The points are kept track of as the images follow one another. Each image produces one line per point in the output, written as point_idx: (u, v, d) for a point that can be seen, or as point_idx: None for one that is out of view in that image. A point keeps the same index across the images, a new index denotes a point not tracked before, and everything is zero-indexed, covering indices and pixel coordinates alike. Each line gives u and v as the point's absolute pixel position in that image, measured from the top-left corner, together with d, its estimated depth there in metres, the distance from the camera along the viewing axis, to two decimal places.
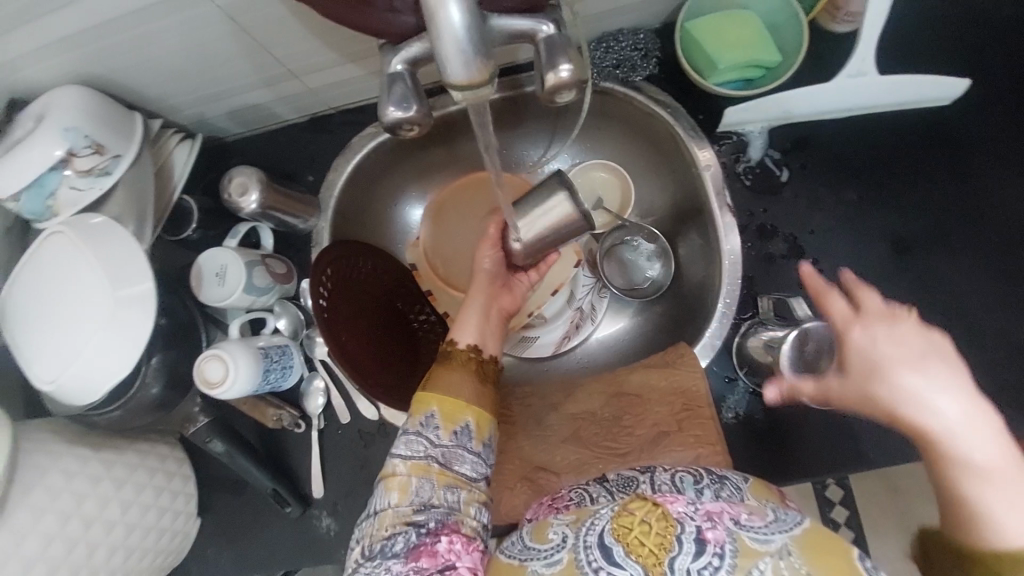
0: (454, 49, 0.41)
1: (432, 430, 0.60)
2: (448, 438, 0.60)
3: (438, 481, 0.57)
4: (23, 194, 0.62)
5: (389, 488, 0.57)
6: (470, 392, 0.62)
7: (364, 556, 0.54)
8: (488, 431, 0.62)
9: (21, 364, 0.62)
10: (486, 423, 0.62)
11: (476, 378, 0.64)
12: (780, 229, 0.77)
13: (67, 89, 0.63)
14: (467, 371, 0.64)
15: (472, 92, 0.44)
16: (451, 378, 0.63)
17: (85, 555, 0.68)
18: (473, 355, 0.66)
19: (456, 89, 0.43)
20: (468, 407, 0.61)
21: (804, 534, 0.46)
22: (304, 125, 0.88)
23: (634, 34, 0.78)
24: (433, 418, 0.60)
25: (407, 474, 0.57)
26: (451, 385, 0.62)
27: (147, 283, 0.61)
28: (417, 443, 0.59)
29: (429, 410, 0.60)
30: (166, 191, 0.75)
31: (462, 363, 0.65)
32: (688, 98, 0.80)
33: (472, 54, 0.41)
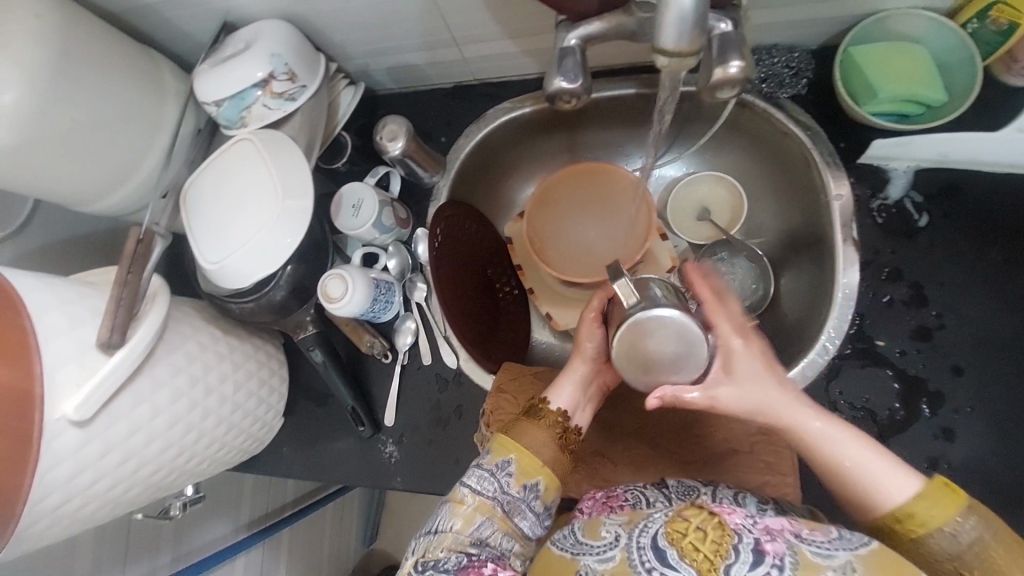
0: (676, 18, 0.43)
1: (504, 475, 0.60)
2: (517, 489, 0.60)
3: (499, 525, 0.58)
4: (225, 102, 0.72)
5: (454, 513, 0.59)
6: (544, 448, 0.62)
7: (417, 569, 0.55)
8: (554, 496, 0.62)
9: (190, 243, 0.72)
10: (555, 487, 0.62)
11: (557, 442, 0.63)
12: (906, 274, 0.73)
13: (275, 23, 0.73)
14: (553, 435, 0.63)
15: (679, 59, 0.47)
16: (535, 434, 0.62)
17: (200, 417, 0.76)
18: (562, 422, 0.64)
19: (665, 55, 0.46)
20: (543, 469, 0.61)
21: (868, 553, 0.47)
22: (448, 91, 0.95)
23: (789, 52, 0.78)
24: (507, 466, 0.60)
25: (474, 507, 0.58)
26: (532, 442, 0.62)
27: (308, 199, 0.71)
28: (487, 481, 0.60)
29: (508, 455, 0.61)
30: (331, 125, 0.85)
31: (549, 424, 0.63)
32: (833, 125, 0.78)
33: (689, 28, 0.44)
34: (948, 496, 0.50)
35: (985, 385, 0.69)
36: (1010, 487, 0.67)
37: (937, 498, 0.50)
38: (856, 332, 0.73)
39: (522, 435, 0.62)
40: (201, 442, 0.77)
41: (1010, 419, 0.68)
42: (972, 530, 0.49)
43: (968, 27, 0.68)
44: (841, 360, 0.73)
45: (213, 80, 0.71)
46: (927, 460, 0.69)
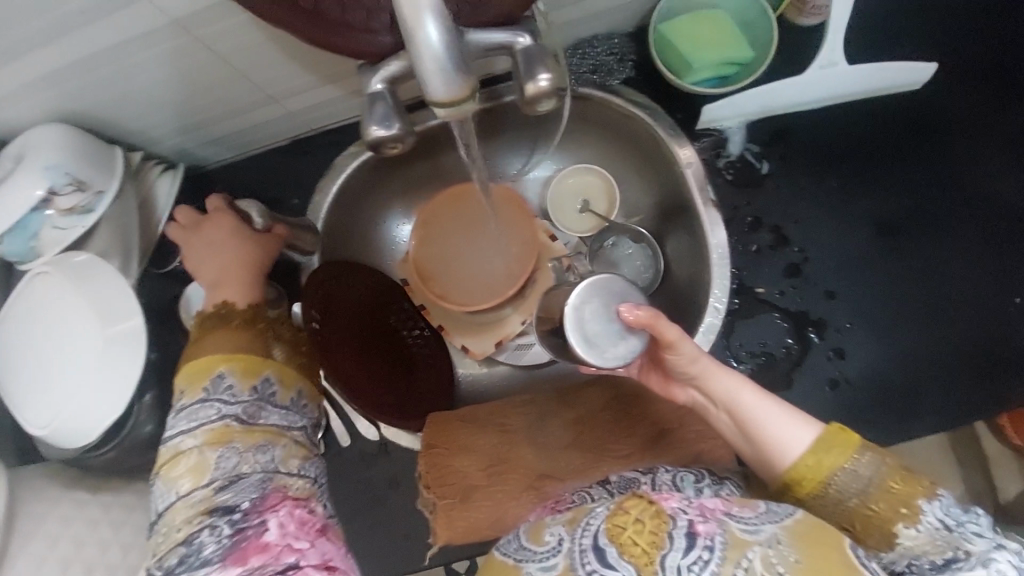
0: (434, 66, 0.41)
1: (224, 391, 0.60)
2: (246, 393, 0.61)
3: (245, 444, 0.58)
4: (6, 236, 0.61)
5: (177, 477, 0.56)
6: (239, 344, 0.63)
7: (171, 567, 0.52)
8: (260, 374, 0.63)
9: (11, 409, 0.60)
10: (245, 370, 0.62)
11: (252, 333, 0.64)
12: (765, 220, 0.78)
13: (48, 128, 0.63)
14: (233, 328, 0.64)
15: (455, 107, 0.45)
16: (226, 341, 0.62)
17: None
18: (254, 316, 0.66)
19: (439, 105, 0.44)
20: (261, 363, 0.63)
21: (796, 525, 0.46)
22: (286, 149, 0.88)
23: (608, 39, 0.80)
24: (223, 379, 0.60)
25: (203, 448, 0.57)
26: (217, 347, 0.62)
27: (135, 319, 0.61)
28: (210, 409, 0.59)
29: (216, 372, 0.61)
30: (152, 224, 0.74)
31: (237, 324, 0.64)
32: (665, 99, 0.81)
33: (453, 72, 0.42)
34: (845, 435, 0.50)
35: (856, 300, 0.75)
36: (898, 384, 0.73)
37: (832, 438, 0.50)
38: (739, 286, 0.77)
39: (201, 352, 0.62)
40: None
41: (883, 323, 0.75)
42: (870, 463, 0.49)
43: None
44: (733, 313, 0.77)
45: None
46: (829, 382, 0.74)
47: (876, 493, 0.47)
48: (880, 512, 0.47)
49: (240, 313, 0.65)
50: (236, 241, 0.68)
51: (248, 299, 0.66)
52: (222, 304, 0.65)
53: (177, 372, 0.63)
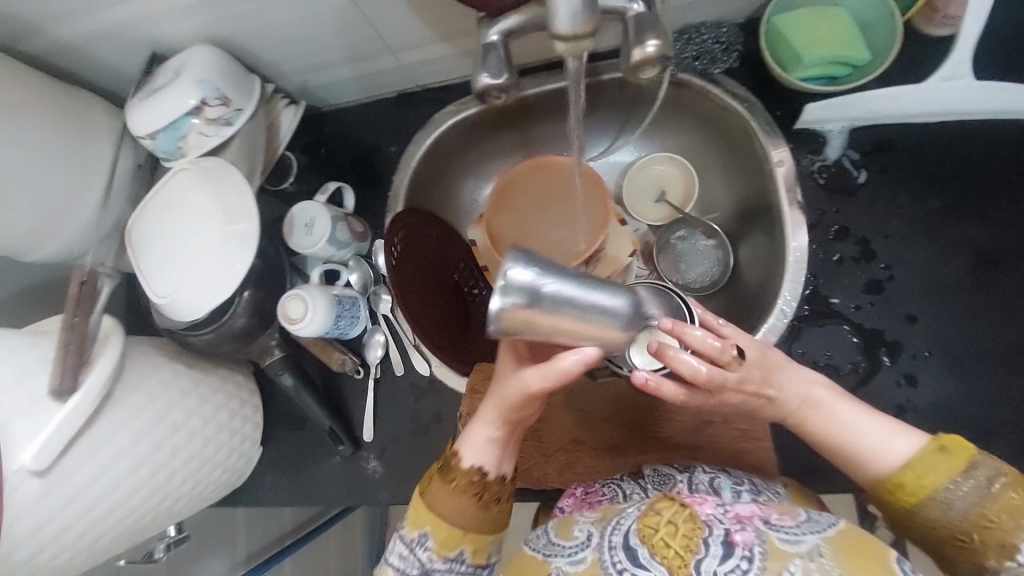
0: (566, 2, 0.45)
1: (424, 551, 0.62)
2: (439, 561, 0.62)
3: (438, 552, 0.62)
4: (159, 134, 0.71)
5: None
6: (461, 511, 0.62)
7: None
8: (482, 555, 0.63)
9: (138, 277, 0.71)
10: (480, 548, 0.62)
11: (476, 504, 0.62)
12: (852, 230, 0.75)
13: (201, 49, 0.73)
14: (461, 492, 0.63)
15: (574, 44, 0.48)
16: (451, 501, 0.62)
17: (169, 455, 0.74)
18: (485, 483, 0.63)
19: (561, 39, 0.47)
20: (464, 536, 0.62)
21: (836, 535, 0.54)
22: (392, 100, 0.95)
23: (716, 28, 0.80)
24: (426, 541, 0.62)
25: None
26: (438, 503, 0.62)
27: (252, 222, 0.70)
28: (409, 561, 0.62)
29: (422, 529, 0.62)
30: (274, 147, 0.84)
31: (463, 487, 0.63)
32: (765, 94, 0.80)
33: (581, 10, 0.45)
34: (956, 457, 0.55)
35: (939, 329, 0.71)
36: (975, 423, 0.68)
37: (940, 459, 0.55)
38: (812, 292, 0.75)
39: (431, 503, 0.63)
40: (173, 481, 0.75)
41: (965, 358, 0.70)
42: (971, 491, 0.54)
43: None
44: (801, 320, 0.75)
45: (145, 112, 0.70)
46: (893, 407, 0.70)
47: (972, 521, 0.53)
48: (973, 541, 0.53)
49: (469, 471, 0.63)
50: (494, 407, 0.64)
51: (498, 472, 0.64)
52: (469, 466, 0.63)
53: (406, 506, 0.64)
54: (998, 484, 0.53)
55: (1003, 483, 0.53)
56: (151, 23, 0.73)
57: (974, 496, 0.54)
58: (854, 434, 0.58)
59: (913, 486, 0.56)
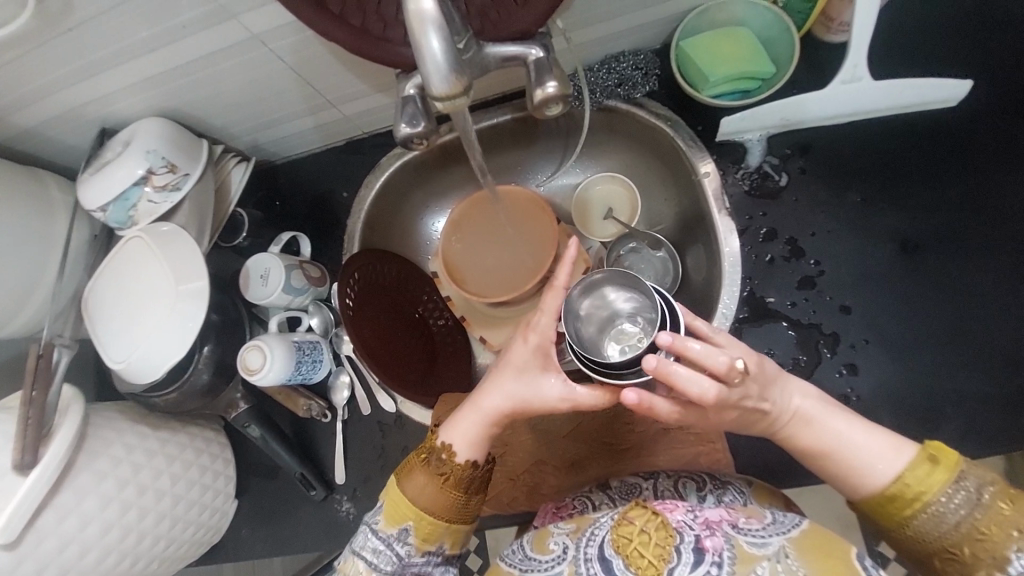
0: (435, 67, 0.48)
1: (403, 544, 0.64)
2: (418, 556, 0.64)
3: (416, 547, 0.64)
4: (110, 205, 0.74)
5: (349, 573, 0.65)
6: (440, 498, 0.64)
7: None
8: (462, 539, 0.67)
9: (96, 345, 0.72)
10: (461, 535, 0.66)
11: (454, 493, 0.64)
12: (781, 232, 0.78)
13: (149, 121, 0.76)
14: (443, 484, 0.64)
15: (450, 102, 0.51)
16: (431, 493, 0.64)
17: (137, 518, 0.74)
18: (463, 475, 0.64)
19: (438, 99, 0.51)
20: (441, 528, 0.64)
21: (800, 535, 0.59)
22: (341, 148, 0.99)
23: (635, 55, 0.85)
24: (406, 534, 0.64)
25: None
26: (419, 495, 0.64)
27: (203, 280, 0.72)
28: (385, 555, 0.64)
29: (405, 522, 0.64)
30: (224, 205, 0.88)
31: (446, 479, 0.64)
32: (688, 111, 0.85)
33: (447, 72, 0.49)
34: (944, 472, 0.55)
35: (872, 318, 0.74)
36: (914, 405, 0.71)
37: (928, 471, 0.55)
38: (749, 294, 0.77)
39: (411, 492, 0.64)
40: (144, 544, 0.75)
41: (899, 343, 0.73)
42: (961, 501, 0.54)
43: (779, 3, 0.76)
44: (741, 322, 0.77)
45: (94, 187, 0.73)
46: (838, 397, 0.72)
47: (962, 534, 0.53)
48: (964, 554, 0.53)
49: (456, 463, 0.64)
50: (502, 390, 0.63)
51: (476, 460, 0.64)
52: (448, 454, 0.64)
53: (383, 494, 0.66)
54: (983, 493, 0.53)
55: (989, 494, 0.53)
56: (98, 102, 0.76)
57: (964, 508, 0.54)
58: (848, 452, 0.57)
59: (905, 500, 0.55)
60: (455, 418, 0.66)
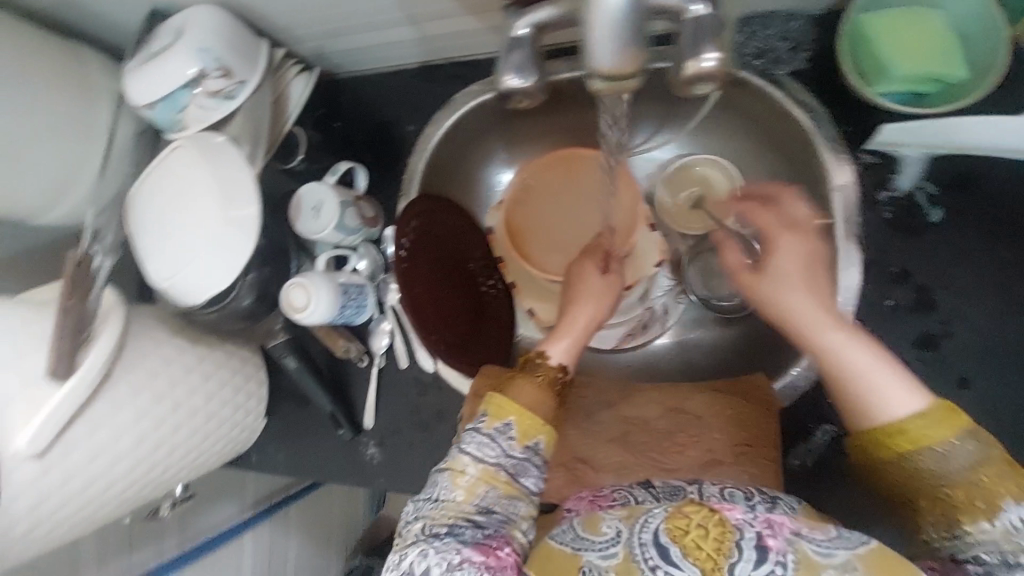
0: (609, 32, 0.39)
1: (506, 439, 0.58)
2: (519, 450, 0.58)
3: (503, 491, 0.56)
4: (156, 104, 0.66)
5: (455, 482, 0.56)
6: (542, 406, 0.61)
7: (427, 532, 0.53)
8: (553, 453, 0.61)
9: (137, 255, 0.68)
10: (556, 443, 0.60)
11: (551, 400, 0.62)
12: (913, 275, 0.66)
13: (200, 11, 0.67)
14: (542, 385, 0.62)
15: (616, 82, 0.43)
16: (531, 392, 0.61)
17: (169, 431, 0.74)
18: (558, 377, 0.64)
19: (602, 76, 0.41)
20: (545, 428, 0.59)
21: (870, 552, 0.45)
22: (414, 72, 0.87)
23: (788, 20, 0.68)
24: (509, 428, 0.58)
25: (477, 476, 0.56)
26: (524, 394, 0.61)
27: (252, 207, 0.66)
28: (489, 448, 0.57)
29: (507, 419, 0.58)
30: (281, 119, 0.78)
31: (546, 379, 0.63)
32: (838, 104, 0.69)
33: (623, 40, 0.39)
34: (956, 413, 0.48)
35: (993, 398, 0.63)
36: None
37: (941, 421, 0.48)
38: None
39: (513, 390, 0.61)
40: (175, 455, 0.76)
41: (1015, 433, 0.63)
42: (972, 452, 0.47)
43: None
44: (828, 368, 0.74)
45: (143, 81, 0.65)
46: None
47: (960, 483, 0.47)
48: (960, 499, 0.47)
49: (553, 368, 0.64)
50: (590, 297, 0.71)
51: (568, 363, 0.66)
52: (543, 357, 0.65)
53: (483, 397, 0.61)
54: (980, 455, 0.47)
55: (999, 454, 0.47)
56: None
57: (974, 457, 0.47)
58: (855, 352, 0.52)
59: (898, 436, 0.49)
60: (550, 333, 0.69)
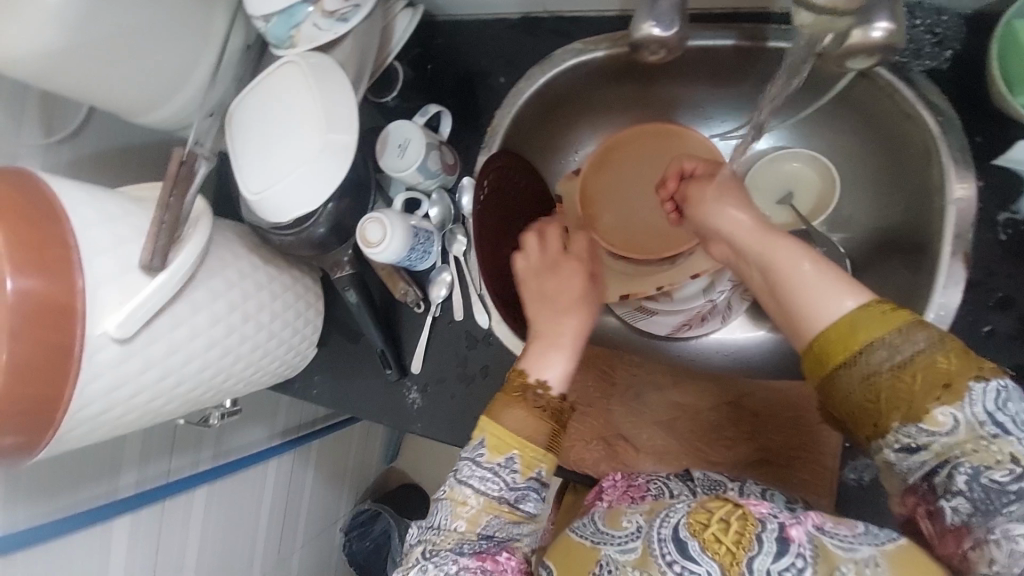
0: None
1: (509, 473, 0.58)
2: (522, 481, 0.58)
3: (508, 518, 0.57)
4: (274, 18, 0.67)
5: (457, 513, 0.57)
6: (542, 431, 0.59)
7: (427, 554, 0.56)
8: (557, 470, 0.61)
9: (233, 166, 0.70)
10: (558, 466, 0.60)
11: (547, 430, 0.59)
12: (1019, 304, 0.62)
13: None
14: (536, 413, 0.59)
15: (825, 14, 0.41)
16: (527, 420, 0.59)
17: (236, 341, 0.77)
18: (557, 407, 0.60)
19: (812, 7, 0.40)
20: (545, 454, 0.59)
21: (894, 549, 0.45)
22: (514, 23, 0.85)
23: (936, 14, 0.65)
24: (512, 461, 0.57)
25: (479, 507, 0.56)
26: (518, 425, 0.59)
27: (351, 136, 0.67)
28: (492, 480, 0.57)
29: (510, 452, 0.58)
30: (384, 52, 0.78)
31: (542, 409, 0.60)
32: (971, 111, 0.64)
33: None
34: (894, 310, 0.49)
35: None
36: None
37: (881, 316, 0.49)
38: None
39: (507, 419, 0.59)
40: (236, 365, 0.79)
41: None
42: (919, 338, 0.48)
43: None
44: None
45: None
46: None
47: (910, 372, 0.47)
48: (911, 389, 0.47)
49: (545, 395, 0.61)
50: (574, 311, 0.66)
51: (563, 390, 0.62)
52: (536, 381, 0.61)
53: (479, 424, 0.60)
54: (932, 345, 0.47)
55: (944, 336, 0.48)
56: None
57: (922, 344, 0.47)
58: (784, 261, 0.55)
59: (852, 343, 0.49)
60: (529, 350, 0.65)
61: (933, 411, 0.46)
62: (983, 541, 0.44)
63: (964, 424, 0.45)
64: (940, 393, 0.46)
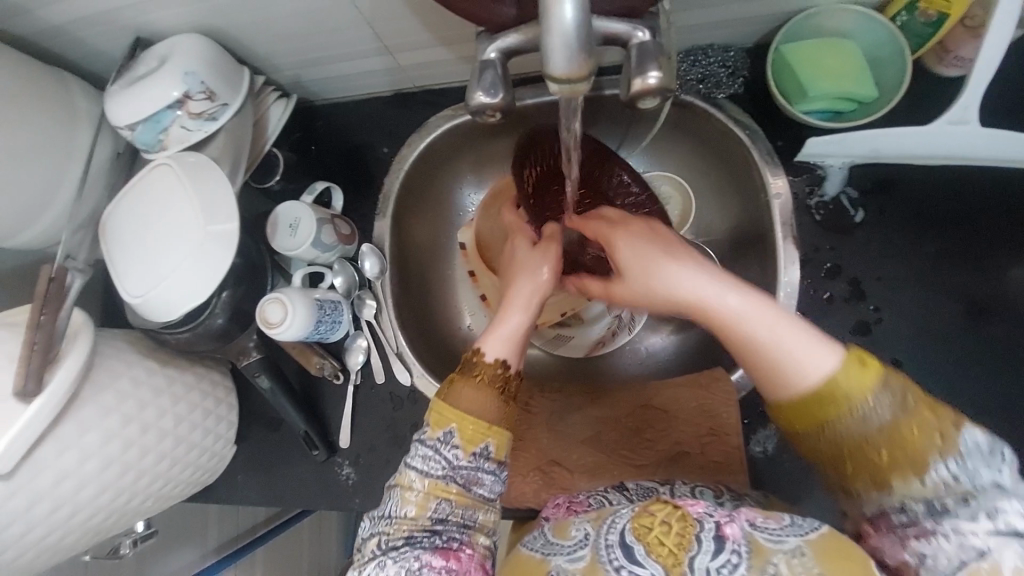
0: (560, 43, 0.43)
1: (449, 449, 0.58)
2: (465, 459, 0.58)
3: (456, 502, 0.57)
4: (140, 125, 0.69)
5: (404, 499, 0.58)
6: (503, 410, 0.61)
7: (381, 548, 0.55)
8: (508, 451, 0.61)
9: (111, 275, 0.69)
10: (506, 442, 0.60)
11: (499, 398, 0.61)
12: (845, 269, 0.75)
13: (187, 39, 0.70)
14: (482, 385, 0.61)
15: (569, 85, 0.47)
16: (476, 396, 0.60)
17: (137, 456, 0.71)
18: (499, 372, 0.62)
19: (554, 80, 0.46)
20: (489, 429, 0.59)
21: (819, 540, 0.48)
22: (387, 99, 0.92)
23: (724, 50, 0.78)
24: (451, 436, 0.58)
25: (424, 491, 0.57)
26: (466, 401, 0.60)
27: (232, 224, 0.68)
28: (433, 461, 0.58)
29: (484, 440, 0.59)
30: (259, 142, 0.82)
31: (486, 378, 0.61)
32: (769, 121, 0.78)
33: (575, 51, 0.43)
34: (869, 373, 0.51)
35: (921, 374, 0.72)
36: None
37: (859, 372, 0.51)
38: None
39: (458, 399, 0.60)
40: (141, 482, 0.73)
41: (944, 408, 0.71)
42: (891, 405, 0.50)
43: (899, 18, 0.69)
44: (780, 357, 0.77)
45: (125, 102, 0.67)
46: None
47: (884, 436, 0.50)
48: (882, 457, 0.50)
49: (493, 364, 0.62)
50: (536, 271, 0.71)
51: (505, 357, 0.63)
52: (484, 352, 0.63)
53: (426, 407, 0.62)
54: (899, 412, 0.49)
55: (914, 396, 0.50)
56: (134, 9, 0.69)
57: (891, 411, 0.50)
58: (754, 322, 0.54)
59: (830, 402, 0.51)
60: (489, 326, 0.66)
61: (902, 478, 0.49)
62: (929, 534, 0.46)
63: (933, 484, 0.48)
64: (907, 464, 0.49)
